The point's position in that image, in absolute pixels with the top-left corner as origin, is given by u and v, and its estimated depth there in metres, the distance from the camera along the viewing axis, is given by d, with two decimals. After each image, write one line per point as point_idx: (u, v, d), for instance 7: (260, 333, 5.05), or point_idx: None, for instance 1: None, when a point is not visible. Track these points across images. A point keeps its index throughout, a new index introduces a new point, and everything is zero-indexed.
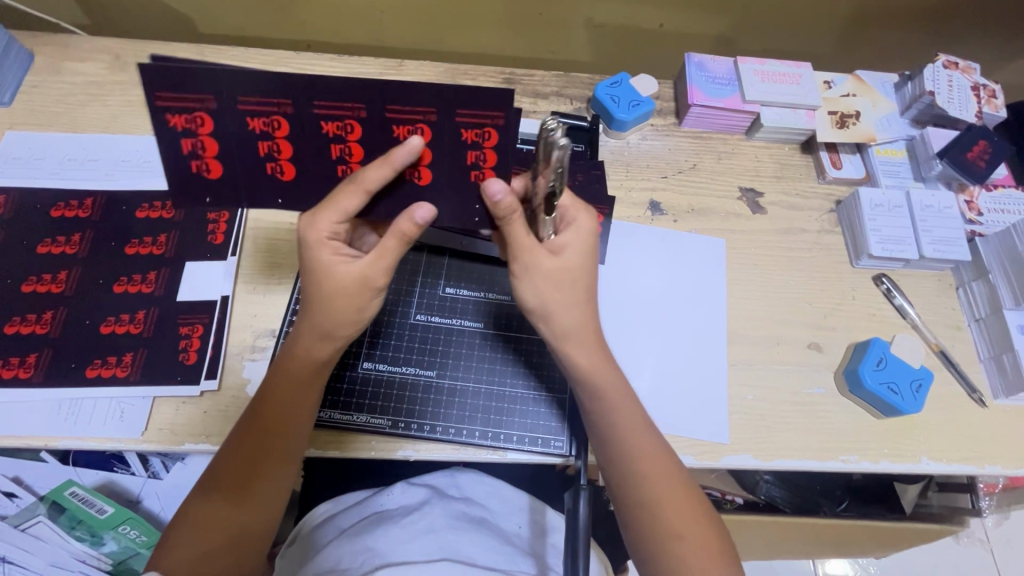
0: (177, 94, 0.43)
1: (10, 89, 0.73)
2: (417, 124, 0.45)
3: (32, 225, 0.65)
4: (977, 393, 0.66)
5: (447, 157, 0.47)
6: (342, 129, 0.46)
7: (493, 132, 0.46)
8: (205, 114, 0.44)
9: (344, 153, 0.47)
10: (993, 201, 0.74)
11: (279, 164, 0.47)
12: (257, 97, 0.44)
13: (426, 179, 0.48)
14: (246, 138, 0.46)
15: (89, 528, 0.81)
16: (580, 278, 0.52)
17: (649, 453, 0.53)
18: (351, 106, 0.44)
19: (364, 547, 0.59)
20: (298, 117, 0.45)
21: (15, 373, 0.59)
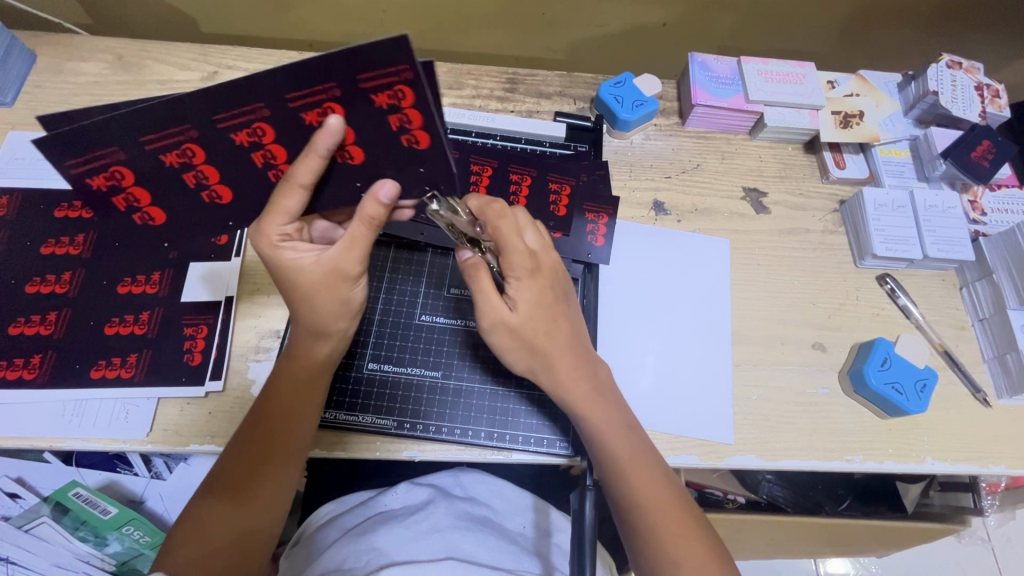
0: (84, 159, 0.44)
1: (12, 89, 0.72)
2: (395, 85, 0.40)
3: (35, 225, 0.65)
4: (981, 393, 0.66)
5: (373, 130, 0.44)
6: (324, 115, 0.43)
7: (403, 89, 0.40)
8: (118, 167, 0.45)
9: (267, 156, 0.46)
10: (997, 201, 0.74)
11: (212, 190, 0.49)
12: (155, 135, 0.43)
13: (360, 158, 0.46)
14: (171, 175, 0.47)
15: (93, 528, 0.81)
16: (541, 304, 0.53)
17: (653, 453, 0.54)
18: (323, 88, 0.41)
19: (369, 547, 0.59)
20: (204, 141, 0.44)
21: (19, 374, 0.59)
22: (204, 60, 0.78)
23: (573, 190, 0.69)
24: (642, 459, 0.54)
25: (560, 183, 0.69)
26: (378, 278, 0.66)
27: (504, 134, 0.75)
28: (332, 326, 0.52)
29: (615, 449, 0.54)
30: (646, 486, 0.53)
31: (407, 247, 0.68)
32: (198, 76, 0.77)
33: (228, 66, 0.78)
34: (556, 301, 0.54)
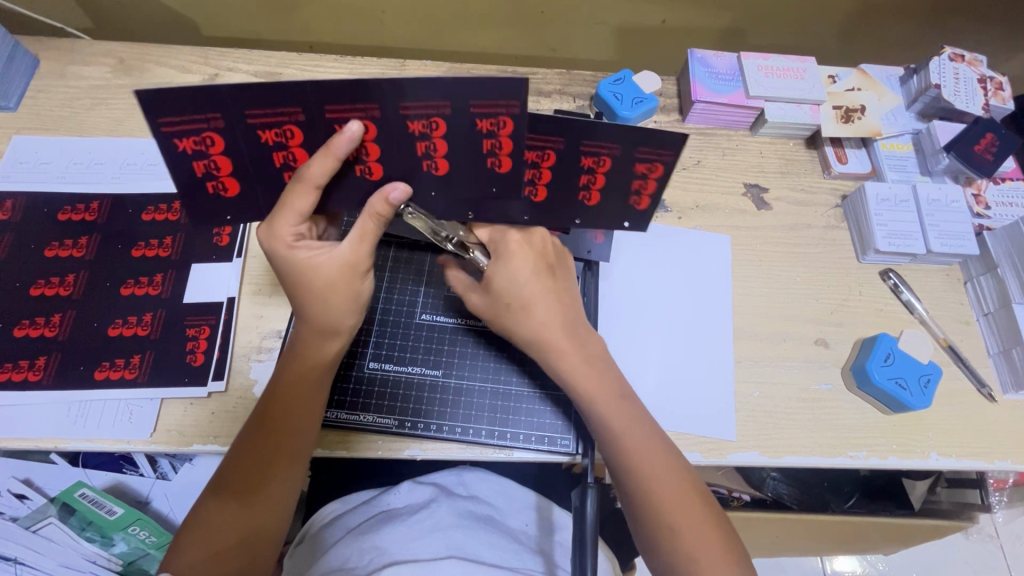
0: (180, 117, 0.42)
1: (16, 94, 0.73)
2: (499, 116, 0.42)
3: (39, 229, 0.66)
4: (986, 388, 0.65)
5: (462, 151, 0.45)
6: (426, 127, 0.43)
7: (508, 120, 0.42)
8: (212, 134, 0.44)
9: (362, 153, 0.45)
10: (1001, 194, 0.73)
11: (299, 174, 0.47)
12: (265, 110, 0.42)
13: (443, 170, 0.47)
14: (260, 150, 0.45)
15: (99, 528, 0.82)
16: (523, 277, 0.54)
17: (650, 453, 0.53)
18: (436, 105, 0.41)
19: (373, 546, 0.59)
20: (310, 126, 0.43)
21: (25, 376, 0.59)
22: (205, 64, 0.78)
23: None
24: (635, 424, 0.54)
25: None
26: (376, 281, 0.65)
27: None
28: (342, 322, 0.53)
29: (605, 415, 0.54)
30: (644, 453, 0.53)
31: (408, 247, 0.68)
32: (199, 78, 0.78)
33: (229, 68, 0.78)
34: (539, 277, 0.54)
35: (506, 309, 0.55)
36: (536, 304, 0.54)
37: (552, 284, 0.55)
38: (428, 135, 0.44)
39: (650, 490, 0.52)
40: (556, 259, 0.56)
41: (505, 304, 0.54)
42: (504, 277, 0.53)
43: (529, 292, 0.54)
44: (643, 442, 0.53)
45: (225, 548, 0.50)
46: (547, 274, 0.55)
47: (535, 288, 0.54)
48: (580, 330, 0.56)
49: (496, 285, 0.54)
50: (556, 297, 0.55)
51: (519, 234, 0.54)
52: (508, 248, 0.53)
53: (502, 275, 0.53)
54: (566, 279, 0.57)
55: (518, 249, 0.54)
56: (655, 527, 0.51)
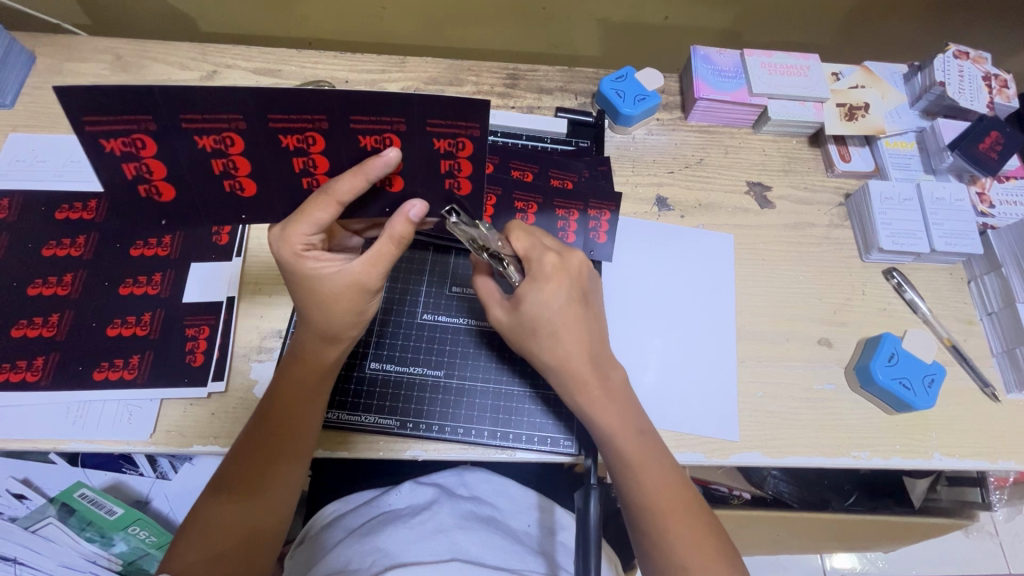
0: (107, 118, 0.40)
1: (12, 91, 0.72)
2: (457, 136, 0.45)
3: (36, 227, 0.65)
4: (990, 388, 0.65)
5: (422, 164, 0.47)
6: (452, 146, 0.46)
7: (466, 141, 0.45)
8: (144, 138, 0.42)
9: (309, 165, 0.47)
10: (1005, 193, 0.73)
11: (237, 181, 0.47)
12: (202, 115, 0.41)
13: (398, 185, 0.49)
14: (197, 155, 0.44)
15: (99, 529, 0.81)
16: (554, 303, 0.54)
17: (652, 456, 0.54)
18: (390, 121, 0.43)
19: (374, 547, 0.59)
20: (250, 133, 0.43)
21: (23, 376, 0.59)
22: (203, 60, 0.78)
23: (576, 185, 0.68)
24: (631, 427, 0.54)
25: (562, 179, 0.68)
26: None
27: (505, 131, 0.74)
28: (345, 332, 0.53)
29: (601, 417, 0.54)
30: (639, 454, 0.53)
31: (409, 246, 0.67)
32: (197, 75, 0.77)
33: (227, 65, 0.78)
34: (571, 302, 0.54)
35: (531, 334, 0.55)
36: (566, 330, 0.54)
37: (585, 312, 0.55)
38: (453, 154, 0.46)
39: (643, 491, 0.52)
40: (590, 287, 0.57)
41: (533, 327, 0.54)
42: (538, 298, 0.53)
43: (560, 318, 0.54)
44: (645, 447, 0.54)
45: (224, 549, 0.50)
46: (579, 300, 0.55)
47: (567, 312, 0.54)
48: (601, 357, 0.56)
49: (528, 306, 0.54)
50: (580, 321, 0.55)
51: (557, 257, 0.55)
52: (543, 270, 0.54)
53: (535, 299, 0.54)
54: (593, 304, 0.57)
55: (553, 272, 0.54)
56: (648, 528, 0.52)
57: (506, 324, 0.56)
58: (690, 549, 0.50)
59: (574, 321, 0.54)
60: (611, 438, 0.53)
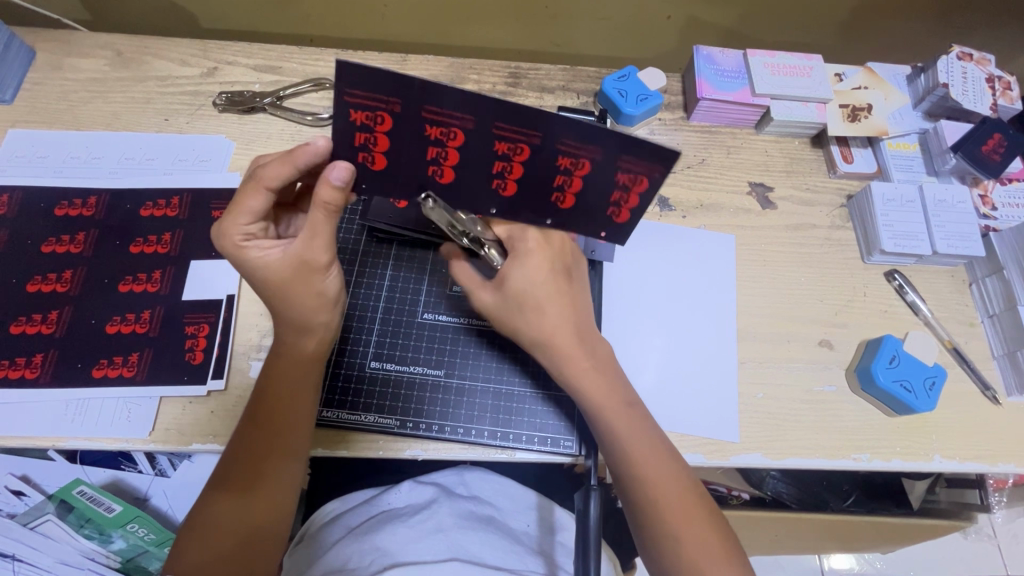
0: (369, 93, 0.42)
1: (12, 87, 0.72)
2: (638, 175, 0.48)
3: (36, 224, 0.65)
4: (990, 391, 0.65)
5: (596, 191, 0.50)
6: (630, 181, 0.49)
7: (645, 179, 0.48)
8: (387, 115, 0.43)
9: (505, 170, 0.48)
10: (1007, 195, 0.73)
11: (439, 168, 0.48)
12: (443, 109, 0.43)
13: (568, 203, 0.51)
14: (421, 142, 0.45)
15: (97, 526, 0.81)
16: (536, 279, 0.52)
17: (658, 457, 0.52)
18: (591, 150, 0.46)
19: (373, 546, 0.59)
20: (475, 133, 0.45)
21: (21, 373, 0.58)
22: (204, 56, 0.77)
23: None
24: (635, 423, 0.53)
25: None
26: (378, 280, 0.65)
27: None
28: (315, 319, 0.51)
29: (590, 393, 0.53)
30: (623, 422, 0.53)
31: (409, 246, 0.67)
32: (198, 71, 0.76)
33: (228, 61, 0.77)
34: (555, 278, 0.53)
35: (517, 309, 0.53)
36: (552, 305, 0.53)
37: (570, 287, 0.54)
38: (628, 188, 0.49)
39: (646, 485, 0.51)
40: (573, 262, 0.55)
41: (519, 302, 0.53)
42: (519, 274, 0.52)
43: (545, 293, 0.52)
44: (651, 442, 0.53)
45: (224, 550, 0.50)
46: (563, 276, 0.54)
47: (552, 286, 0.53)
48: (588, 333, 0.54)
49: (511, 282, 0.52)
50: (567, 297, 0.54)
51: (539, 233, 0.53)
52: (524, 246, 0.53)
53: (518, 275, 0.52)
54: (578, 280, 0.56)
55: (535, 248, 0.53)
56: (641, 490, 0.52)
57: (493, 306, 0.54)
58: (683, 509, 0.51)
59: (560, 296, 0.53)
60: (600, 414, 0.53)
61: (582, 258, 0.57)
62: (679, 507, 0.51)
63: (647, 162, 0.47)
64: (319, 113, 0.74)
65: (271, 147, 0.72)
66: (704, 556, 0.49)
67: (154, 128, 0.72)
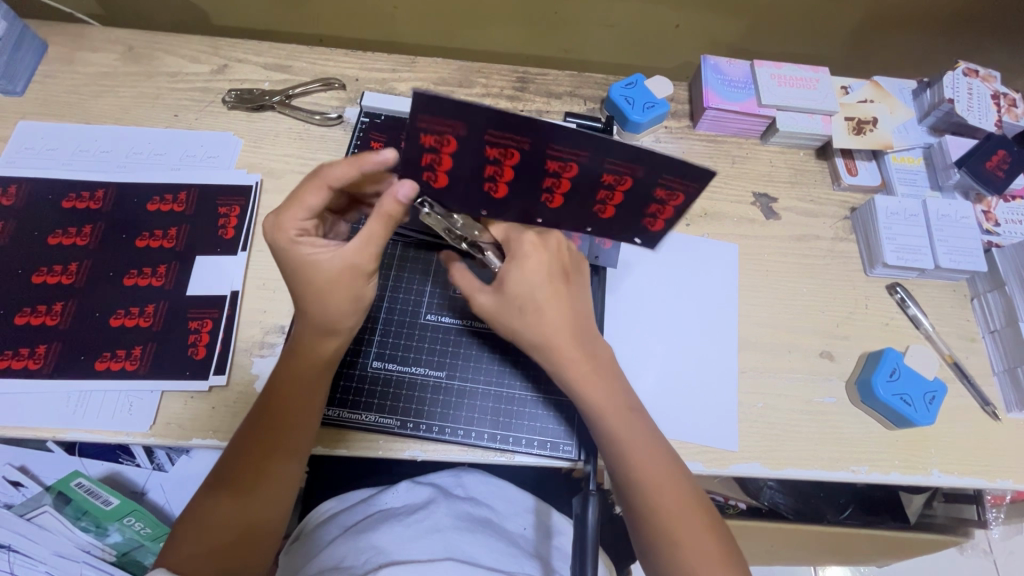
0: (433, 116, 0.42)
1: (24, 79, 0.73)
2: (676, 191, 0.48)
3: (44, 216, 0.65)
4: (990, 406, 0.65)
5: (633, 206, 0.51)
6: (667, 197, 0.49)
7: (681, 195, 0.48)
8: (450, 138, 0.44)
9: (552, 186, 0.49)
10: (1011, 212, 0.73)
11: (494, 186, 0.49)
12: (504, 132, 0.43)
13: (609, 215, 0.52)
14: (477, 162, 0.46)
15: (94, 519, 0.80)
16: (534, 282, 0.53)
17: (659, 463, 0.52)
18: (632, 167, 0.46)
19: (370, 545, 0.59)
20: (529, 153, 0.45)
21: (25, 364, 0.59)
22: (214, 54, 0.78)
23: None
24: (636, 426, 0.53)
25: None
26: (383, 278, 0.65)
27: None
28: (340, 323, 0.51)
29: (587, 394, 0.53)
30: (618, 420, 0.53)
31: (413, 247, 0.67)
32: (208, 68, 0.77)
33: (238, 59, 0.78)
34: (553, 281, 0.54)
35: (517, 313, 0.53)
36: (551, 307, 0.53)
37: (565, 289, 0.54)
38: (665, 203, 0.50)
39: (645, 491, 0.51)
40: (568, 263, 0.56)
41: (519, 307, 0.53)
42: (518, 275, 0.53)
43: (542, 295, 0.53)
44: (651, 447, 0.53)
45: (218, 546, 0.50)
46: (561, 280, 0.54)
47: (550, 290, 0.53)
48: (587, 337, 0.55)
49: (510, 285, 0.53)
50: (565, 301, 0.54)
51: (536, 235, 0.54)
52: (522, 248, 0.53)
53: (515, 277, 0.53)
54: (577, 283, 0.56)
55: (533, 249, 0.54)
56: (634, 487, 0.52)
57: (492, 308, 0.55)
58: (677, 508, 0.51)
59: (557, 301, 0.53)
60: (600, 416, 0.53)
61: (580, 259, 0.58)
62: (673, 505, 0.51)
63: (687, 180, 0.47)
64: (328, 113, 0.75)
65: (278, 145, 0.73)
66: (697, 555, 0.49)
67: (163, 123, 0.73)
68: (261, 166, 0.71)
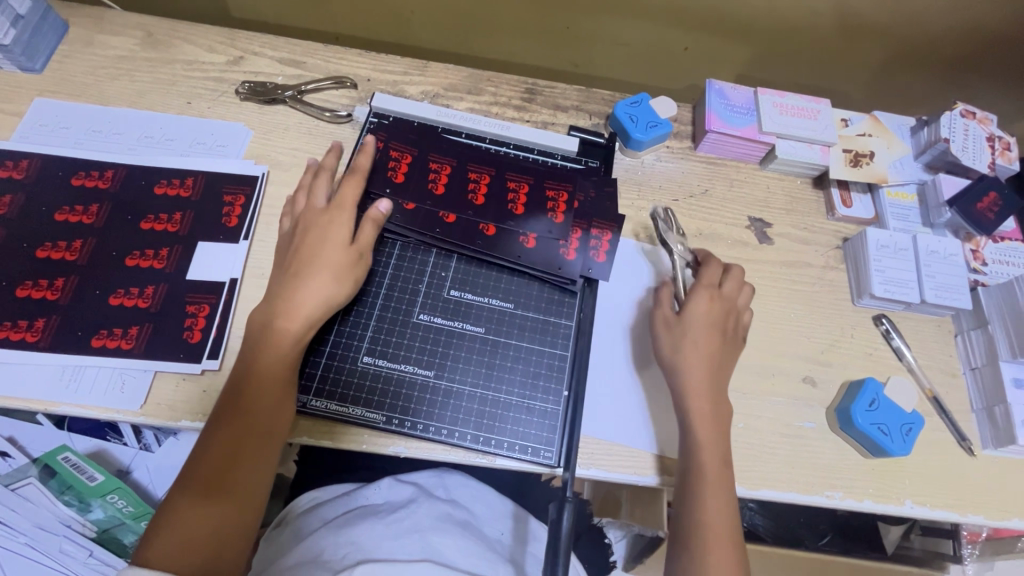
0: (400, 144, 0.72)
1: (43, 57, 0.74)
2: (561, 190, 0.71)
3: (52, 192, 0.67)
4: (966, 442, 0.66)
5: (535, 204, 0.70)
6: (556, 194, 0.71)
7: (564, 190, 0.71)
8: (407, 155, 0.71)
9: (475, 187, 0.70)
10: (999, 253, 0.74)
11: (436, 182, 0.70)
12: (440, 153, 0.72)
13: (519, 210, 0.70)
14: (423, 168, 0.71)
15: (77, 494, 0.81)
16: (709, 323, 0.63)
17: (718, 482, 0.57)
18: (523, 176, 0.72)
19: (348, 540, 0.60)
20: (457, 167, 0.72)
21: (22, 335, 0.60)
22: (231, 45, 0.79)
23: (571, 196, 0.71)
24: (715, 449, 0.58)
25: (557, 189, 0.71)
26: (380, 274, 0.66)
27: (517, 143, 0.75)
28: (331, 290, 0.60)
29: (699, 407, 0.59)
30: (708, 443, 0.58)
31: (410, 248, 0.68)
32: (224, 59, 0.78)
33: (254, 52, 0.79)
34: (714, 330, 0.63)
35: (676, 338, 0.63)
36: (702, 343, 0.62)
37: (719, 341, 0.63)
38: (557, 200, 0.71)
39: (702, 503, 0.56)
40: (732, 332, 0.64)
41: (680, 332, 0.63)
42: (698, 313, 0.63)
43: (700, 333, 0.62)
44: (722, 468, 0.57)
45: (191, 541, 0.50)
46: (718, 333, 0.63)
47: (714, 334, 0.62)
48: (720, 384, 0.61)
49: (687, 318, 0.63)
50: (714, 346, 0.62)
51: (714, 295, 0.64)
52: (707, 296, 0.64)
53: (695, 314, 0.63)
54: (732, 341, 0.64)
55: (710, 300, 0.64)
56: (687, 492, 0.57)
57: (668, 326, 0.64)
58: (718, 519, 0.55)
59: (712, 343, 0.62)
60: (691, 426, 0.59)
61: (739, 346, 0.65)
62: (717, 517, 0.55)
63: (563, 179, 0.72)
64: (337, 110, 0.76)
65: (287, 138, 0.74)
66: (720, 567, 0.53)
67: (175, 109, 0.74)
68: (269, 158, 0.73)
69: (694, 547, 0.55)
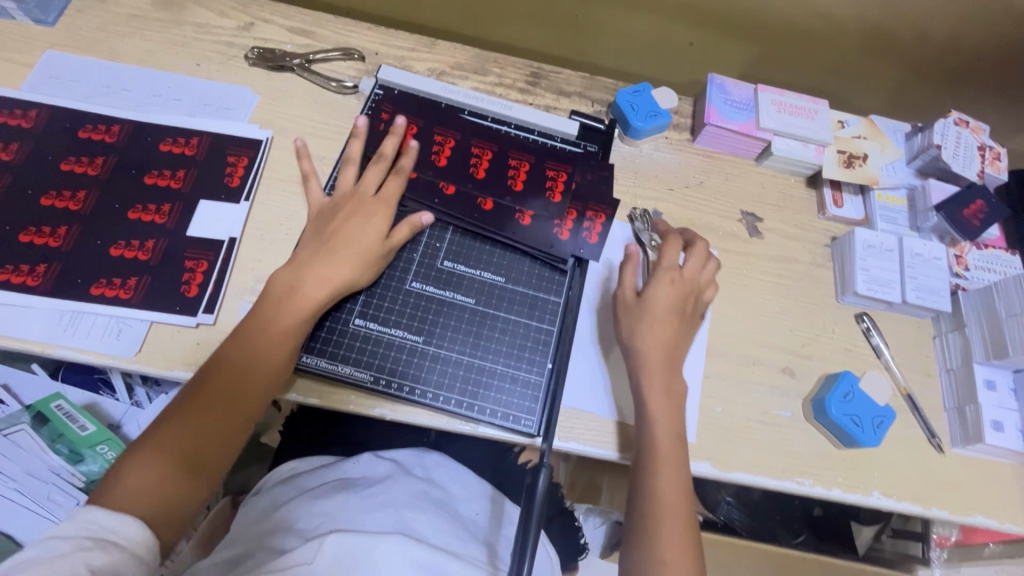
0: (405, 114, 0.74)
1: (56, 11, 0.75)
2: (560, 171, 0.73)
3: (59, 142, 0.68)
4: (936, 439, 0.68)
5: (534, 184, 0.72)
6: (555, 174, 0.73)
7: (563, 171, 0.73)
8: (412, 127, 0.73)
9: (477, 162, 0.72)
10: (981, 259, 0.76)
11: (439, 155, 0.72)
12: (444, 126, 0.74)
13: (518, 186, 0.71)
14: (427, 140, 0.72)
15: (69, 442, 0.84)
16: (667, 305, 0.65)
17: (673, 461, 0.59)
18: (524, 155, 0.73)
19: (322, 511, 0.62)
20: (460, 140, 0.73)
21: (23, 279, 0.61)
22: (242, 10, 0.80)
23: (569, 176, 0.73)
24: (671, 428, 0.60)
25: (556, 170, 0.73)
26: None
27: (519, 123, 0.77)
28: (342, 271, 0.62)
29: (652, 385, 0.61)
30: (663, 418, 0.60)
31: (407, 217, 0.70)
32: (235, 24, 0.79)
33: (264, 19, 0.80)
34: (672, 310, 0.65)
35: (636, 319, 0.64)
36: (659, 323, 0.64)
37: (676, 322, 0.65)
38: (555, 179, 0.72)
39: (658, 482, 0.58)
40: (692, 312, 0.66)
41: (640, 313, 0.65)
42: (658, 293, 0.65)
43: (659, 314, 0.64)
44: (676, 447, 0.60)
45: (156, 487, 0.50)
46: (677, 315, 0.65)
47: (672, 314, 0.65)
48: (675, 362, 0.63)
49: (646, 301, 0.65)
50: (670, 324, 0.64)
51: (673, 276, 0.66)
52: (666, 277, 0.66)
53: (656, 296, 0.65)
54: (689, 320, 0.66)
55: (668, 281, 0.66)
56: (643, 467, 0.59)
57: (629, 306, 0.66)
58: (671, 495, 0.58)
59: (670, 324, 0.64)
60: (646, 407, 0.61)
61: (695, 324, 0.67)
62: (668, 493, 0.58)
63: (563, 160, 0.74)
64: (344, 81, 0.77)
65: (293, 105, 0.75)
66: (669, 542, 0.56)
67: (184, 70, 0.75)
68: (274, 123, 0.74)
69: (648, 519, 0.57)
